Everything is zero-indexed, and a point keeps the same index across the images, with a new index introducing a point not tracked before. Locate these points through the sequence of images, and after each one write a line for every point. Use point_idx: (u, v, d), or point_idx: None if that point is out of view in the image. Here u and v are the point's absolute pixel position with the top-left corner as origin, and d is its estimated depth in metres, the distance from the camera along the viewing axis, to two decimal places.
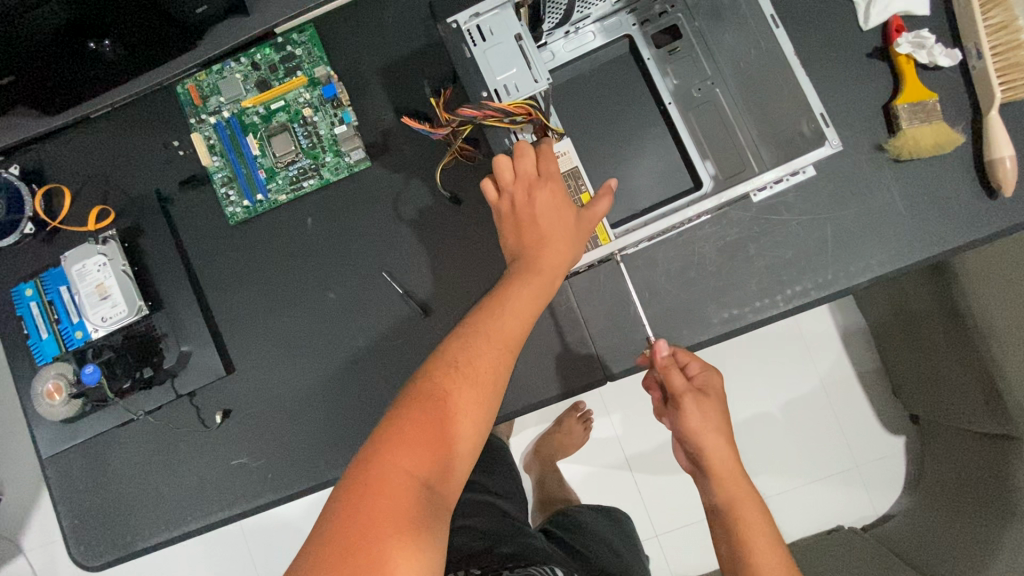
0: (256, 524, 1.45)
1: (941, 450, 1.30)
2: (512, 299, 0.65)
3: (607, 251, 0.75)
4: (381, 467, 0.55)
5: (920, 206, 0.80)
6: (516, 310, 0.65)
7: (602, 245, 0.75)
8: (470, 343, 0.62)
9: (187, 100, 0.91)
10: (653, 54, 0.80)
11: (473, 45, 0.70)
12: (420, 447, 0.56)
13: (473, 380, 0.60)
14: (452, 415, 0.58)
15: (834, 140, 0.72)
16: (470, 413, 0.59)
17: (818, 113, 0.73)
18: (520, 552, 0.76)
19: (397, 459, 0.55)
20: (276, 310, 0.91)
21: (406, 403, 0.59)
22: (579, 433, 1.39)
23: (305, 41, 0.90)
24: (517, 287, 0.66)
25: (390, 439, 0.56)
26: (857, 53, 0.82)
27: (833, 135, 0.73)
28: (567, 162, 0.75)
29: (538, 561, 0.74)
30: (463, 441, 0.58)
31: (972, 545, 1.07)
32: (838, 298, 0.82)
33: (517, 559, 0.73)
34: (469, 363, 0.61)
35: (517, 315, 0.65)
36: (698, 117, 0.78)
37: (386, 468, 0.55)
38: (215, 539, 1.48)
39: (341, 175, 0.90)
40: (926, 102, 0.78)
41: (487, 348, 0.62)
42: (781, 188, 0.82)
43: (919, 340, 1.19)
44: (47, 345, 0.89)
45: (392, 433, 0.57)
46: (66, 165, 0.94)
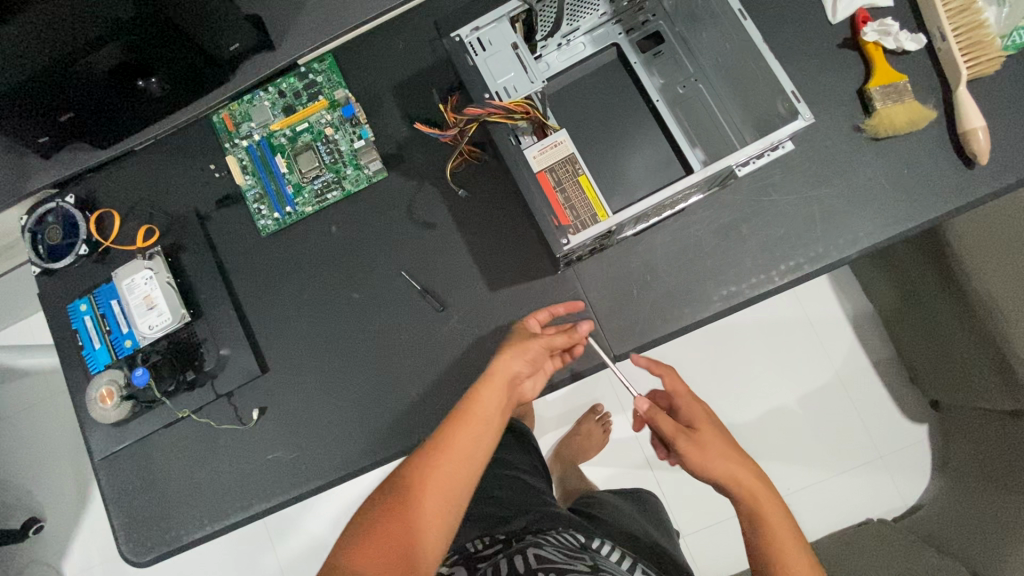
0: (281, 527, 1.54)
1: (961, 432, 1.30)
2: (484, 397, 0.77)
3: (606, 227, 0.78)
4: (363, 531, 0.69)
5: (901, 179, 0.86)
6: (484, 407, 0.76)
7: (602, 221, 0.78)
8: (473, 397, 0.77)
9: (222, 127, 1.01)
10: (639, 59, 0.90)
11: (475, 54, 0.80)
12: (394, 524, 0.69)
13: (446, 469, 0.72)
14: (423, 500, 0.70)
15: (807, 113, 0.73)
16: (438, 501, 0.70)
17: (790, 91, 0.75)
18: (535, 520, 0.88)
19: (377, 526, 0.69)
20: (307, 311, 0.98)
21: (391, 484, 0.72)
22: (598, 435, 1.41)
23: (325, 69, 1.00)
24: (484, 390, 0.78)
25: (375, 511, 0.70)
26: (828, 43, 0.89)
27: (806, 109, 0.74)
28: (564, 150, 0.80)
29: (552, 527, 0.86)
30: (430, 523, 0.69)
31: (1001, 524, 1.06)
32: (832, 270, 0.86)
33: (532, 527, 0.85)
34: (443, 449, 0.73)
35: (486, 414, 0.76)
36: (685, 110, 0.89)
37: (366, 535, 0.68)
38: (241, 546, 1.55)
39: (361, 185, 0.99)
40: (897, 83, 0.85)
41: (457, 440, 0.74)
42: (763, 163, 0.85)
43: (925, 319, 1.21)
44: (100, 354, 0.98)
45: (377, 507, 0.71)
46: (115, 193, 1.04)
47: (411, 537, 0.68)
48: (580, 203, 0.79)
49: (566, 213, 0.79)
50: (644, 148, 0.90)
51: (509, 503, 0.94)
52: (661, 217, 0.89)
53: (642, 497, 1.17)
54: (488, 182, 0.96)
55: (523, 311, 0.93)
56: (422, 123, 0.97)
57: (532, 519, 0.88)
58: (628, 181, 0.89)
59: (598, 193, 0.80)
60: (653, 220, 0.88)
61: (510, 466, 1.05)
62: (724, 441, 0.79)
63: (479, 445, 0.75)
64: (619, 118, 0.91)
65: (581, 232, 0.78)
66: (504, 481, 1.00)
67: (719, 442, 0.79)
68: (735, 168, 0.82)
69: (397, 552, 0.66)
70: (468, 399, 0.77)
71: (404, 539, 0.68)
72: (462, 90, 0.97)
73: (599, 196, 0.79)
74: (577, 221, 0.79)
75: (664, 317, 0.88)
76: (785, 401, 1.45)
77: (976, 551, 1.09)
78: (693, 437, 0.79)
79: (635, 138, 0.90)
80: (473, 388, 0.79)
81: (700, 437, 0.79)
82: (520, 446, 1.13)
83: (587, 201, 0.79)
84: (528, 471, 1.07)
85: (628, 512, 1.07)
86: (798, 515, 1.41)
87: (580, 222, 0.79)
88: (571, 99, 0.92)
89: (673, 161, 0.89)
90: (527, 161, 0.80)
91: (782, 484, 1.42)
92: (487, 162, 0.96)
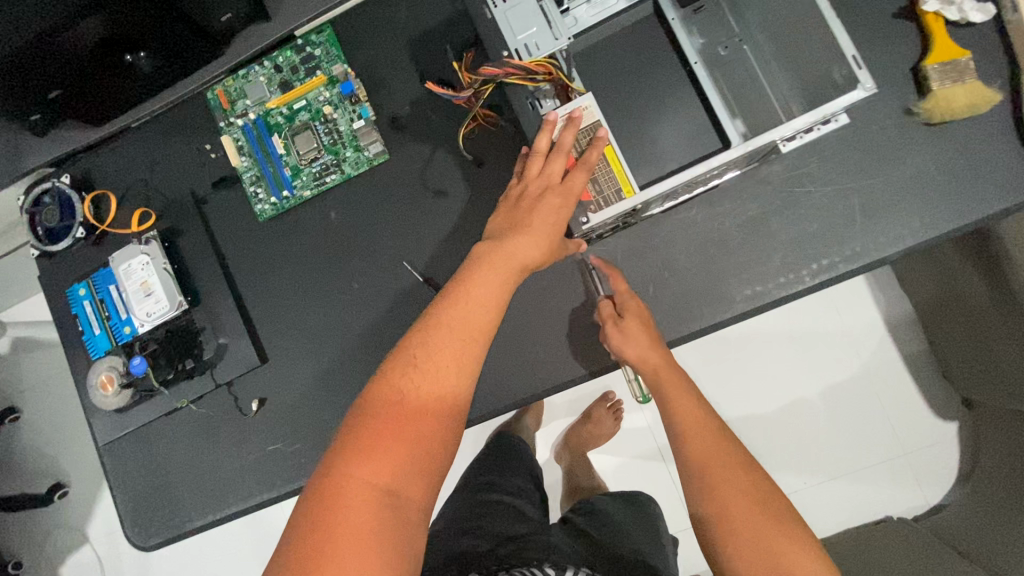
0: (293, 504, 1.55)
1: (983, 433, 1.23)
2: (491, 264, 0.68)
3: (630, 205, 0.73)
4: (355, 431, 0.58)
5: (955, 170, 0.77)
6: (486, 281, 0.67)
7: (626, 199, 0.73)
8: (477, 270, 0.67)
9: (217, 104, 0.96)
10: (678, 15, 0.78)
11: (494, 6, 0.73)
12: (379, 429, 0.58)
13: (442, 350, 0.62)
14: (414, 390, 0.60)
15: (868, 83, 0.68)
16: (433, 390, 0.61)
17: (850, 55, 0.68)
18: (517, 550, 0.75)
19: (359, 445, 0.57)
20: (306, 301, 0.95)
21: (385, 373, 0.62)
22: (609, 423, 1.33)
23: (324, 41, 0.93)
24: (490, 257, 0.68)
25: (362, 409, 0.59)
26: (881, 13, 0.79)
27: (867, 78, 0.68)
28: (589, 116, 0.74)
29: (536, 557, 0.73)
30: (439, 416, 0.60)
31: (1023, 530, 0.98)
32: (868, 271, 0.79)
33: (513, 559, 0.72)
34: (441, 326, 0.64)
35: (494, 289, 0.67)
36: (726, 75, 0.77)
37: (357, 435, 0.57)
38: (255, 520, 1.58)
39: (362, 169, 0.93)
40: (958, 60, 0.75)
41: (455, 318, 0.64)
42: (811, 138, 0.79)
43: (963, 316, 1.12)
44: (100, 340, 0.96)
45: (363, 401, 0.60)
46: (112, 173, 1.01)
47: (420, 432, 0.59)
48: (605, 175, 0.74)
49: (587, 187, 0.74)
50: (667, 132, 0.82)
51: (491, 533, 0.81)
52: (691, 195, 0.82)
53: (640, 499, 1.07)
54: (496, 167, 0.89)
55: (530, 306, 0.87)
56: (434, 83, 0.90)
57: (514, 550, 0.75)
58: (648, 170, 0.82)
59: (623, 165, 0.74)
60: (682, 197, 0.82)
61: (495, 490, 0.96)
62: (646, 330, 0.79)
63: (484, 329, 0.65)
64: (639, 97, 0.83)
65: (602, 210, 0.74)
66: (490, 506, 0.90)
67: (639, 331, 0.78)
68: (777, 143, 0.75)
69: (401, 454, 0.57)
70: (469, 265, 0.68)
71: (389, 443, 0.57)
72: (478, 48, 0.89)
73: (624, 166, 0.74)
74: (599, 197, 0.74)
75: (681, 316, 0.82)
76: (807, 393, 1.37)
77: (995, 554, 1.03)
78: (619, 325, 0.78)
79: (656, 121, 0.82)
80: (475, 252, 0.69)
81: (626, 327, 0.78)
82: (515, 461, 1.10)
83: (611, 173, 0.74)
84: (515, 493, 0.97)
85: (624, 525, 0.94)
86: (810, 509, 1.35)
87: (603, 198, 0.74)
88: (587, 77, 0.84)
89: (697, 148, 0.81)
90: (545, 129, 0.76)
91: (791, 482, 1.36)
92: (503, 132, 0.89)
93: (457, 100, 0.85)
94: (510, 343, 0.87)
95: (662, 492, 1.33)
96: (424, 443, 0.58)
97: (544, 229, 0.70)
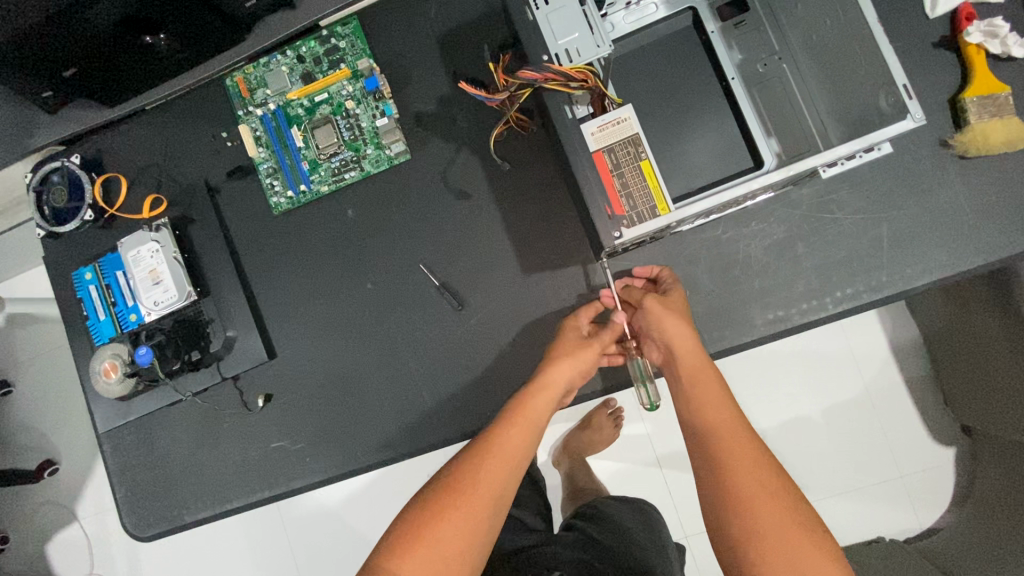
0: (294, 511, 1.45)
1: (970, 459, 1.24)
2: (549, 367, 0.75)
3: (665, 223, 0.72)
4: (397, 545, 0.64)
5: (986, 206, 0.76)
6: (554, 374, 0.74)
7: (660, 216, 0.72)
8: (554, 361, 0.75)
9: (236, 92, 0.94)
10: (718, 27, 0.77)
11: (536, 7, 0.70)
12: (455, 500, 0.66)
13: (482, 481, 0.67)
14: (487, 469, 0.68)
15: (918, 114, 0.68)
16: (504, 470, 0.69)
17: (900, 84, 0.69)
18: None
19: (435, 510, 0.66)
20: (318, 298, 0.93)
21: (434, 488, 0.68)
22: (609, 430, 1.31)
23: (349, 33, 0.91)
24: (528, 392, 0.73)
25: (407, 519, 0.66)
26: (921, 41, 0.78)
27: (917, 108, 0.69)
28: (627, 129, 0.72)
29: None
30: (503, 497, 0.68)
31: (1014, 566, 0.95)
32: (892, 302, 0.78)
33: None
34: (519, 408, 0.72)
35: (535, 425, 0.72)
36: (763, 93, 0.75)
37: (400, 548, 0.64)
38: (254, 527, 1.48)
39: (382, 167, 0.91)
40: (998, 94, 0.74)
41: (533, 405, 0.72)
42: (851, 165, 0.76)
43: (970, 349, 1.09)
44: (104, 326, 0.93)
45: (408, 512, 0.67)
46: (123, 156, 0.99)
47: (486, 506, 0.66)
48: (638, 191, 0.73)
49: (621, 201, 0.73)
50: (698, 151, 0.80)
51: None
52: (722, 213, 0.80)
53: (636, 503, 1.03)
54: (522, 174, 0.88)
55: (548, 316, 0.86)
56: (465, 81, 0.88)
57: (510, 574, 0.79)
58: (676, 186, 0.81)
59: (660, 182, 0.72)
60: (714, 215, 0.80)
61: None
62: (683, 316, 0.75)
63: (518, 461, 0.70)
64: (672, 112, 0.81)
65: (635, 225, 0.72)
66: None
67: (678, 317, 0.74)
68: (817, 169, 0.75)
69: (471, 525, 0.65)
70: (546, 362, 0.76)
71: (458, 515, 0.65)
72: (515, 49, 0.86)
73: (660, 185, 0.72)
74: (632, 212, 0.73)
75: (701, 337, 0.81)
76: (808, 412, 1.31)
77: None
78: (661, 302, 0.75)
79: (687, 138, 0.81)
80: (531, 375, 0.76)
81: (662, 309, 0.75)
82: None
83: (646, 190, 0.72)
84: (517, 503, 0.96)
85: (625, 524, 0.93)
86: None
87: (636, 214, 0.72)
88: (619, 89, 0.83)
89: (727, 167, 0.80)
90: (584, 138, 0.73)
91: None
92: (532, 137, 0.88)
93: (490, 103, 0.82)
94: (525, 353, 0.86)
95: (660, 500, 1.32)
96: (459, 568, 0.63)
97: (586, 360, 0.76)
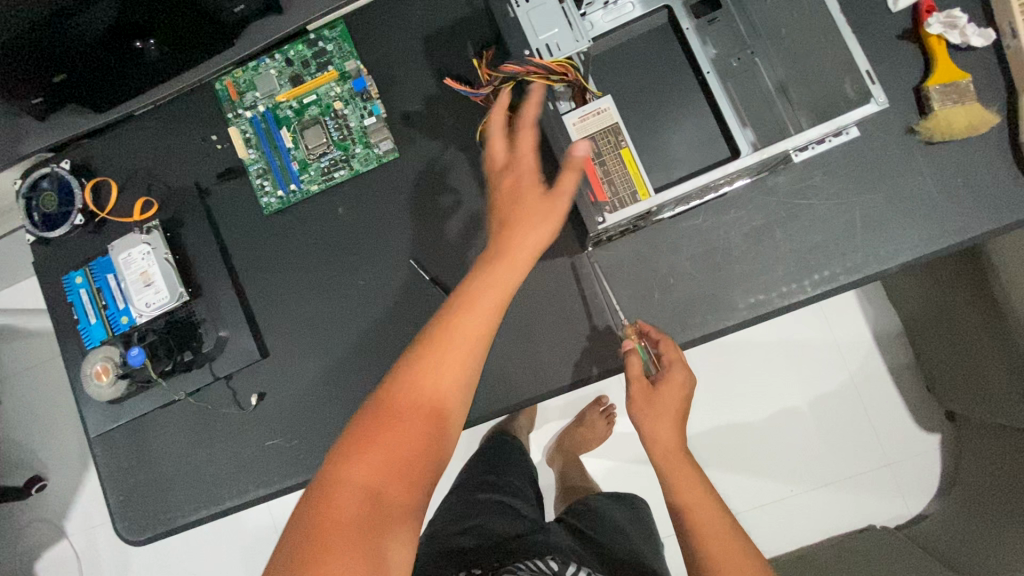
0: (288, 520, 1.44)
1: (954, 443, 1.27)
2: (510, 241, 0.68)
3: (646, 207, 0.75)
4: (354, 448, 0.57)
5: (953, 188, 0.79)
6: (503, 264, 0.67)
7: (641, 201, 0.74)
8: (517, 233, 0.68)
9: (225, 96, 0.95)
10: (693, 24, 0.80)
11: (518, 5, 0.73)
12: (412, 384, 0.60)
13: (445, 374, 0.61)
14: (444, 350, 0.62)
15: (881, 97, 0.73)
16: (460, 351, 0.62)
17: (864, 71, 0.73)
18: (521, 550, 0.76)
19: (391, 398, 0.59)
20: (310, 296, 0.94)
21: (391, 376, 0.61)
22: (602, 427, 1.33)
23: (336, 36, 0.93)
24: (489, 282, 0.66)
25: (365, 413, 0.59)
26: (886, 34, 0.82)
27: (879, 93, 0.73)
28: (608, 118, 0.76)
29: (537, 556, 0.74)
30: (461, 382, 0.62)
31: (1002, 544, 0.96)
32: (867, 283, 0.81)
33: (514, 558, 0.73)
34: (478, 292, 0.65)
35: (496, 297, 0.66)
36: (737, 86, 0.78)
37: (354, 443, 0.57)
38: (249, 538, 1.46)
39: (371, 166, 0.93)
40: (958, 82, 0.78)
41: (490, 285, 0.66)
42: (822, 149, 0.80)
43: (948, 334, 1.12)
44: (95, 329, 0.94)
45: (368, 407, 0.59)
46: (113, 161, 1.00)
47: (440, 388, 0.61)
48: (619, 176, 0.75)
49: (604, 188, 0.75)
50: (678, 142, 0.83)
51: (488, 532, 0.82)
52: (702, 200, 0.83)
53: (631, 500, 1.04)
54: None
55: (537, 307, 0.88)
56: (451, 79, 0.90)
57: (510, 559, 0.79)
58: (658, 176, 0.84)
59: (640, 167, 0.75)
60: (693, 202, 0.83)
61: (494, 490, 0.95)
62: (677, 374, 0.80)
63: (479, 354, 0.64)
64: (651, 106, 0.84)
65: (617, 210, 0.75)
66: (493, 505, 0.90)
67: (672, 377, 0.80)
68: (790, 154, 0.78)
69: (427, 410, 0.59)
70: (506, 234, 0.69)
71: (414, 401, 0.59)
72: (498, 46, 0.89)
73: (641, 171, 0.75)
74: (614, 198, 0.75)
75: (686, 323, 0.83)
76: (796, 402, 1.33)
77: (966, 556, 1.04)
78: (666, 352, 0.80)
79: (667, 130, 0.83)
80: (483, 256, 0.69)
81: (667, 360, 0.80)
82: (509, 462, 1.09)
83: (627, 175, 0.75)
84: (514, 494, 0.96)
85: (619, 523, 0.93)
86: (777, 527, 1.31)
87: (618, 199, 0.75)
88: (600, 85, 0.85)
89: (706, 157, 0.82)
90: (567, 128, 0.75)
91: (778, 489, 1.32)
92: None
93: (475, 98, 0.86)
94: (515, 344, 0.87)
95: (654, 497, 1.33)
96: (413, 458, 0.57)
97: (541, 210, 0.68)
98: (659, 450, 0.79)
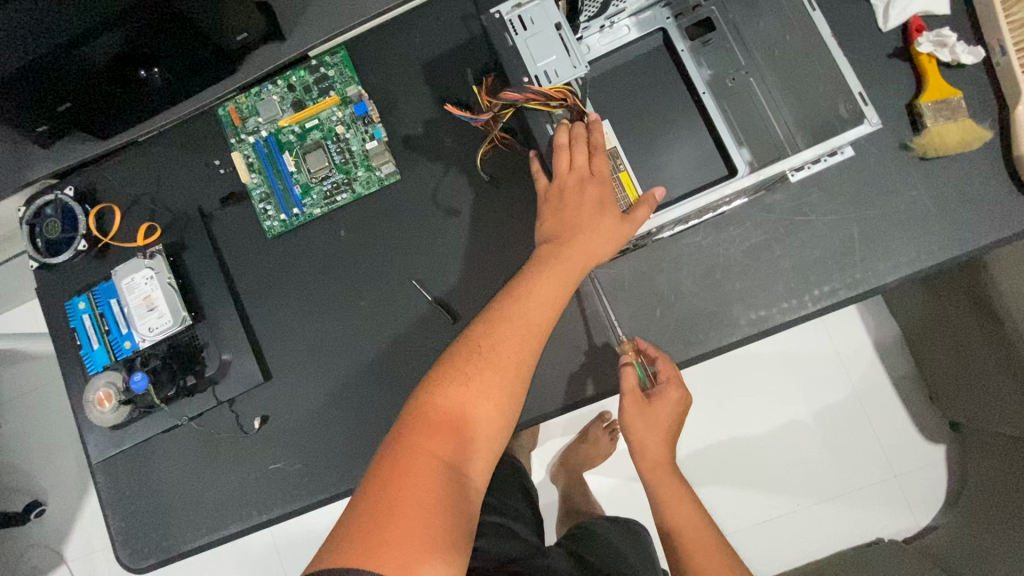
0: (291, 543, 1.42)
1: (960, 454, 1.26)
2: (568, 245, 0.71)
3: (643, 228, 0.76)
4: (429, 420, 0.62)
5: (948, 203, 0.80)
6: (557, 264, 0.71)
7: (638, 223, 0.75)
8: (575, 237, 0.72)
9: (228, 121, 0.97)
10: (687, 46, 0.82)
11: (515, 33, 0.74)
12: (472, 368, 0.65)
13: (505, 362, 0.66)
14: (502, 344, 0.66)
15: (874, 119, 0.72)
16: (519, 343, 0.67)
17: (857, 92, 0.73)
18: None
19: (453, 380, 0.64)
20: (313, 318, 0.94)
21: (454, 356, 0.67)
22: (606, 443, 1.32)
23: (338, 62, 0.95)
24: (546, 279, 0.70)
25: (431, 391, 0.64)
26: (878, 53, 0.83)
27: (873, 114, 0.73)
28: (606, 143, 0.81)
29: None
30: (517, 374, 0.66)
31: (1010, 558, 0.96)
32: (867, 297, 0.81)
33: None
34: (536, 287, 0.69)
35: (554, 292, 0.70)
36: (733, 105, 0.79)
37: (420, 417, 0.62)
38: (251, 562, 1.44)
39: (372, 188, 0.94)
40: (950, 99, 0.79)
41: (547, 282, 0.69)
42: (818, 168, 0.82)
43: (949, 345, 1.11)
44: (98, 354, 0.94)
45: (433, 380, 0.65)
46: (117, 186, 1.00)
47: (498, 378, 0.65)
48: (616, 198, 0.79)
49: None
50: (676, 161, 0.84)
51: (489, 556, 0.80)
52: (700, 220, 0.84)
53: (631, 524, 1.02)
54: (509, 189, 0.91)
55: None
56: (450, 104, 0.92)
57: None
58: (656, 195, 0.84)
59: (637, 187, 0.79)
60: (693, 221, 0.83)
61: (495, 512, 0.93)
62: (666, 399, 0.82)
63: (537, 341, 0.68)
64: (649, 126, 0.85)
65: None
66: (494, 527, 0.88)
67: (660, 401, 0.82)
68: (787, 173, 0.79)
69: (484, 392, 0.64)
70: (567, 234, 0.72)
71: (473, 387, 0.64)
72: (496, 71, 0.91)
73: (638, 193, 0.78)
74: None
75: (688, 340, 0.84)
76: (800, 415, 1.33)
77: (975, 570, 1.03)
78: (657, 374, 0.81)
79: (665, 150, 0.85)
80: (539, 253, 0.72)
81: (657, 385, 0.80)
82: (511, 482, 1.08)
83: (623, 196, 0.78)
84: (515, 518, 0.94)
85: (619, 549, 0.92)
86: (776, 543, 1.30)
87: None
88: (597, 106, 0.87)
89: (704, 175, 0.83)
90: None
91: (785, 504, 1.30)
92: (517, 153, 0.91)
93: (475, 123, 0.86)
94: None
95: None
96: (470, 432, 0.62)
97: (607, 228, 0.71)
98: (650, 464, 0.83)
